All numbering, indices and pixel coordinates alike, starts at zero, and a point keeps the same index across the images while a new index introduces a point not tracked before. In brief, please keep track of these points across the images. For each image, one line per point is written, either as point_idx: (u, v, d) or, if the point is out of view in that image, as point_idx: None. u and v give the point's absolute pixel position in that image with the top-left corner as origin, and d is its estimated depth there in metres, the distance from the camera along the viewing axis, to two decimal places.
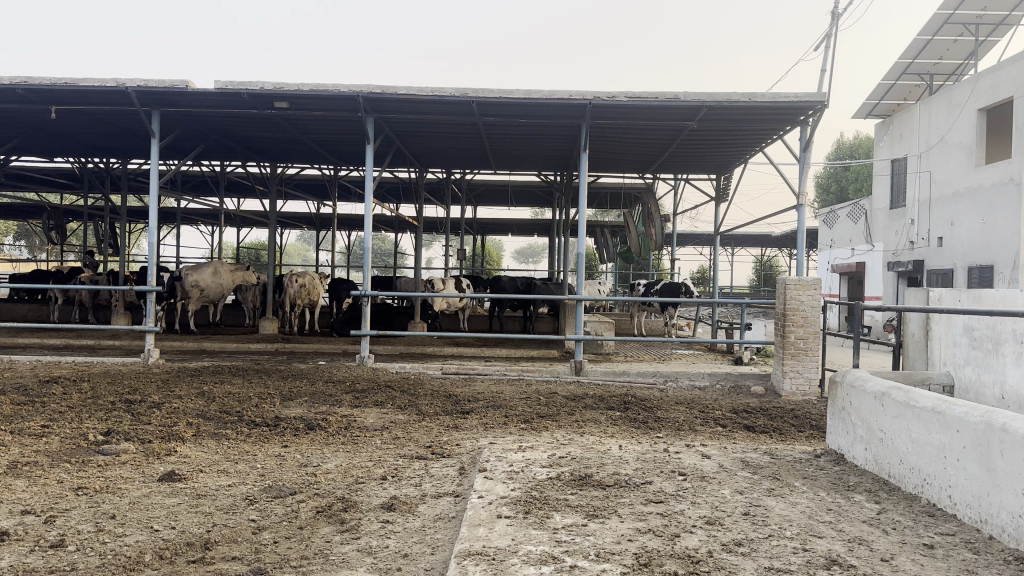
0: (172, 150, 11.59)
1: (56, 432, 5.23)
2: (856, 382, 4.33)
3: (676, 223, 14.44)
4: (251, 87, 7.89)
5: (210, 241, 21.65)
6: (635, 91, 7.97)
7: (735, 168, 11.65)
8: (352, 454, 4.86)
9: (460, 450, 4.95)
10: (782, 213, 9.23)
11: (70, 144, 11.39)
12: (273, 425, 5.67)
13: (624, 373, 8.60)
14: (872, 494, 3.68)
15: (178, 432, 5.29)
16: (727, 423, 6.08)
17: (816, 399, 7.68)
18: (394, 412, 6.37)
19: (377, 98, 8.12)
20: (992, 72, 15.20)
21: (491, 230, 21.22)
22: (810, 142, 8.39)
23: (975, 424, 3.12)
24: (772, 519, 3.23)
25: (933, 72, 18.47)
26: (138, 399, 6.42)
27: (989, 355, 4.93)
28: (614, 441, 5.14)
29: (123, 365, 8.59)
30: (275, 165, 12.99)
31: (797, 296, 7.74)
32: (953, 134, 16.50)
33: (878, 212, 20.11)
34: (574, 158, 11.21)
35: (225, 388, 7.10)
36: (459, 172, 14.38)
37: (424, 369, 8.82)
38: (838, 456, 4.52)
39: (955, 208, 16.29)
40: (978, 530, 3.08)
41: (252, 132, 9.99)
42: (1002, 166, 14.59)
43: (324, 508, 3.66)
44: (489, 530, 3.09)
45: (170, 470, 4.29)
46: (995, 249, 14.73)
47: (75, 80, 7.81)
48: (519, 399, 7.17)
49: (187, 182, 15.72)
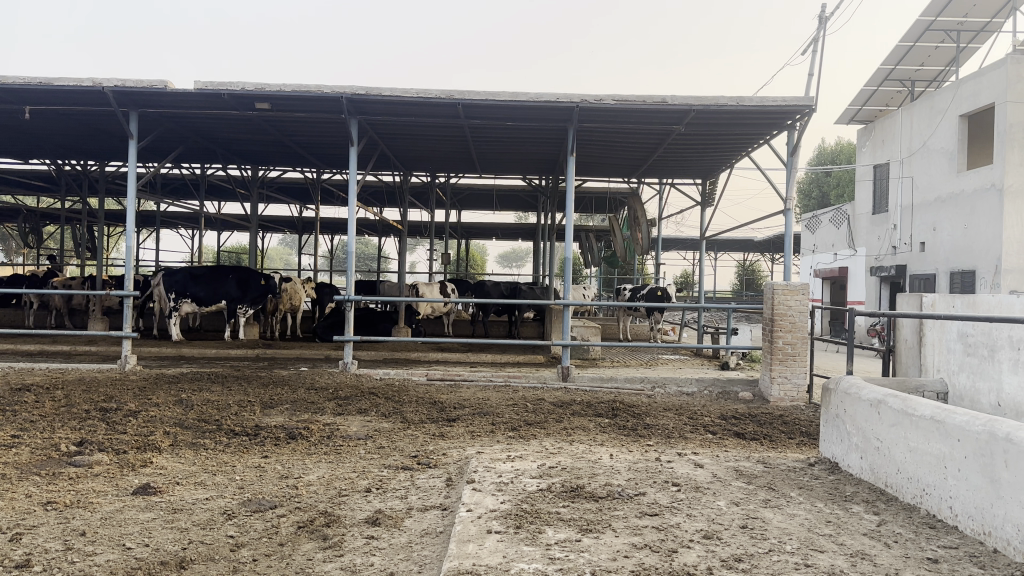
0: (151, 152, 11.33)
1: (26, 443, 5.01)
2: (850, 389, 4.27)
3: (662, 228, 14.41)
4: (232, 87, 7.68)
5: (190, 245, 21.28)
6: (622, 94, 7.89)
7: (721, 172, 11.67)
8: (335, 464, 4.71)
9: (446, 460, 4.81)
10: (768, 218, 9.19)
11: (45, 146, 11.10)
12: (254, 433, 5.50)
13: (612, 380, 8.50)
14: (870, 505, 3.61)
15: (154, 442, 5.08)
16: (717, 429, 6.01)
17: (804, 405, 7.63)
18: (378, 420, 6.22)
19: (361, 99, 7.97)
20: (975, 78, 15.35)
21: (476, 233, 21.09)
22: (798, 146, 8.37)
23: (978, 433, 3.05)
24: (771, 532, 3.14)
25: (916, 78, 18.66)
26: (113, 407, 6.20)
27: (984, 361, 4.85)
28: (604, 450, 5.03)
29: (98, 372, 8.32)
30: (257, 168, 12.80)
31: (785, 301, 7.70)
32: (936, 140, 16.69)
33: (861, 217, 20.31)
34: (560, 160, 11.11)
35: (204, 396, 6.89)
36: (444, 176, 14.28)
37: (408, 375, 8.66)
38: (832, 464, 4.46)
39: (938, 213, 16.47)
40: (981, 542, 3.01)
41: (231, 134, 9.78)
42: (984, 171, 14.74)
43: (306, 523, 3.50)
44: (479, 546, 2.97)
45: (145, 483, 4.10)
46: (977, 254, 14.89)
47: (48, 79, 7.56)
48: (505, 406, 7.04)
49: (166, 185, 15.42)
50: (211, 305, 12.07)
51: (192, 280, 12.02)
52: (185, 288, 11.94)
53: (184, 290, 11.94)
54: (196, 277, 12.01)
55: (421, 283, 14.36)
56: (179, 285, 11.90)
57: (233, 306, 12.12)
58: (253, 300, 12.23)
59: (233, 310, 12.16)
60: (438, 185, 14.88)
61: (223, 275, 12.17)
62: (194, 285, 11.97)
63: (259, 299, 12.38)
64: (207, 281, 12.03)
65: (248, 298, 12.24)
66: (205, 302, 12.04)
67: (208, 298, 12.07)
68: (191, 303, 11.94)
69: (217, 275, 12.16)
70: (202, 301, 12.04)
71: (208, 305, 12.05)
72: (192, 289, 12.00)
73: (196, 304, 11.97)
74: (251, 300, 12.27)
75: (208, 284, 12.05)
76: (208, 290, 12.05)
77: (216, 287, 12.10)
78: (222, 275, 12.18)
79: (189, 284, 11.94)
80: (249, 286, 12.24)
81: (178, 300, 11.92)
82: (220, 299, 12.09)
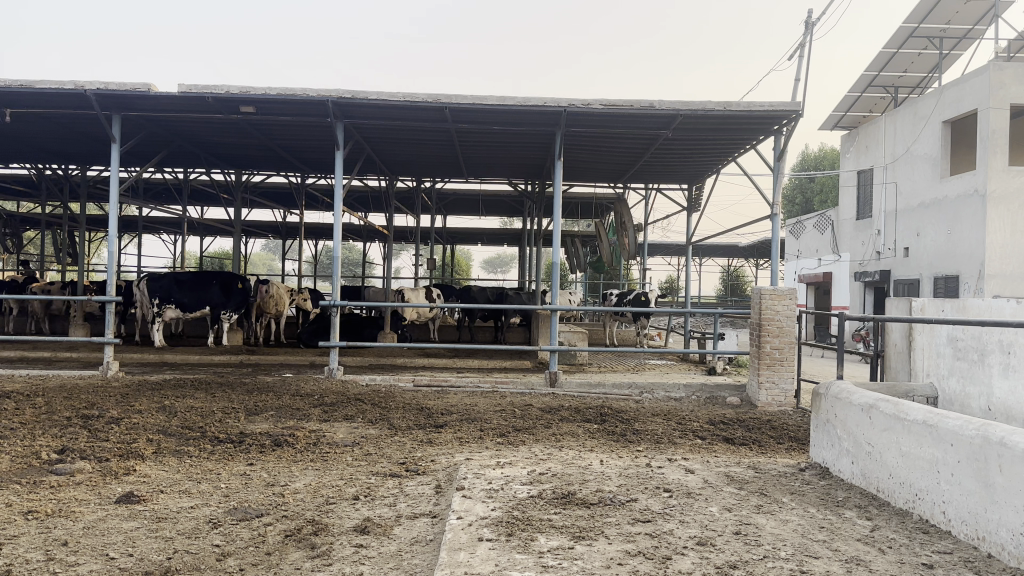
0: (134, 155, 11.16)
1: (4, 451, 4.87)
2: (841, 394, 4.27)
3: (648, 233, 14.43)
4: (216, 90, 7.58)
5: (173, 250, 21.00)
6: (610, 99, 7.90)
7: (707, 178, 11.73)
8: (322, 472, 4.62)
9: (435, 466, 4.75)
10: (755, 223, 9.24)
11: (26, 149, 10.91)
12: (239, 440, 5.40)
13: (600, 385, 8.47)
14: (862, 510, 3.61)
15: (137, 450, 4.97)
16: (706, 435, 6.00)
17: (791, 410, 7.66)
18: (365, 426, 6.15)
19: (347, 103, 7.90)
20: (956, 86, 15.60)
21: (462, 239, 21.03)
22: (784, 152, 8.43)
23: (971, 437, 3.06)
24: (765, 538, 3.12)
25: (898, 85, 18.92)
26: (95, 415, 6.06)
27: (974, 365, 4.87)
28: (594, 456, 4.99)
29: (78, 378, 8.16)
30: (242, 172, 12.66)
31: (772, 306, 7.73)
32: (919, 147, 16.93)
33: (845, 223, 20.53)
34: (547, 165, 11.10)
35: (187, 403, 6.76)
36: (430, 180, 14.22)
37: (395, 381, 8.58)
38: (822, 469, 4.46)
39: (921, 219, 16.68)
40: (975, 547, 3.01)
41: (215, 137, 9.67)
42: (966, 177, 14.96)
43: (294, 532, 3.42)
44: (472, 554, 2.91)
45: (129, 492, 4.00)
46: (960, 260, 15.11)
47: (28, 81, 7.42)
48: (493, 412, 6.99)
49: (148, 189, 15.21)
50: (196, 311, 11.91)
51: (176, 285, 11.84)
52: (169, 293, 11.76)
53: (167, 296, 11.76)
54: (180, 283, 11.83)
55: (406, 288, 14.26)
56: (163, 290, 11.71)
57: (216, 313, 11.96)
58: (237, 306, 12.06)
59: (217, 316, 11.98)
60: (425, 190, 14.81)
61: (207, 281, 12.00)
62: (178, 291, 11.79)
63: (243, 306, 12.20)
64: (191, 287, 11.85)
65: (231, 304, 12.07)
66: (189, 308, 11.87)
67: (193, 305, 11.90)
68: (174, 309, 11.76)
69: (202, 281, 11.99)
70: (186, 307, 11.86)
71: (191, 311, 11.88)
72: (176, 295, 11.82)
73: (179, 309, 11.79)
74: (234, 307, 12.10)
75: (192, 290, 11.87)
76: (192, 296, 11.87)
77: (200, 293, 11.93)
78: (206, 281, 12.01)
79: (173, 290, 11.76)
80: (232, 293, 12.07)
81: (162, 306, 11.74)
82: (204, 306, 11.93)
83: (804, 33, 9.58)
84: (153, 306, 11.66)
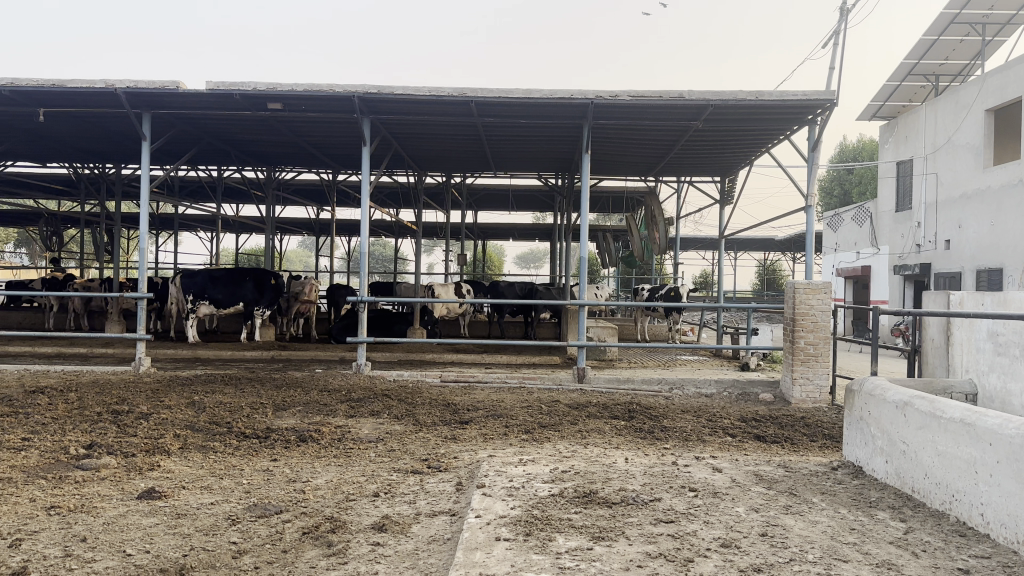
0: (166, 154, 11.38)
1: (36, 445, 5.00)
2: (875, 391, 4.09)
3: (679, 227, 14.16)
4: (244, 87, 7.66)
5: (209, 247, 21.46)
6: (638, 90, 7.74)
7: (740, 169, 11.45)
8: (343, 468, 4.62)
9: (457, 463, 4.71)
10: (789, 215, 8.97)
11: (62, 149, 11.20)
12: (263, 436, 5.44)
13: (628, 381, 8.33)
14: (896, 511, 3.44)
15: (163, 445, 5.04)
16: (736, 432, 5.84)
17: (827, 408, 7.42)
18: (390, 422, 6.14)
19: (373, 98, 7.90)
20: (1001, 71, 14.92)
21: (492, 234, 20.98)
22: (819, 142, 8.16)
23: (1011, 437, 2.88)
24: (792, 540, 3.00)
25: (939, 73, 18.22)
26: (125, 410, 6.18)
27: (1017, 361, 4.60)
28: (620, 453, 4.89)
29: (112, 374, 8.36)
30: (273, 170, 12.83)
31: (807, 300, 7.50)
32: (962, 136, 16.28)
33: (884, 215, 19.89)
34: (576, 158, 10.96)
35: (215, 398, 6.86)
36: (459, 176, 14.24)
37: (422, 376, 8.59)
38: (856, 468, 4.28)
39: (964, 210, 16.05)
40: (1015, 551, 2.84)
41: (244, 134, 9.79)
42: (1011, 166, 14.33)
43: (311, 529, 3.42)
44: (487, 555, 2.85)
45: (151, 488, 4.05)
46: (1004, 252, 14.50)
47: (62, 82, 7.60)
48: (519, 407, 6.93)
49: (183, 187, 15.52)
50: (230, 307, 12.11)
51: (211, 282, 12.11)
52: (204, 289, 12.02)
53: (201, 292, 12.02)
54: (214, 280, 12.08)
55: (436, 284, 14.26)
56: (198, 286, 11.99)
57: (250, 309, 12.13)
58: (269, 301, 12.24)
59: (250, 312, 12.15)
60: (453, 186, 14.82)
61: (241, 278, 12.24)
62: (213, 287, 12.04)
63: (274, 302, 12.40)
64: (225, 283, 12.09)
65: (263, 299, 12.25)
66: (223, 304, 12.09)
67: (227, 301, 12.13)
68: (209, 304, 11.99)
69: (235, 278, 12.22)
70: (219, 304, 12.09)
71: (225, 307, 12.09)
72: (210, 291, 12.07)
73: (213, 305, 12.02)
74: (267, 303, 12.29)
75: (226, 287, 12.10)
76: (226, 292, 12.09)
77: (234, 289, 12.14)
78: (240, 278, 12.24)
79: (208, 286, 12.02)
80: (264, 289, 12.27)
81: (196, 301, 11.97)
82: (236, 302, 12.11)
83: (842, 20, 9.25)
84: (187, 301, 11.91)
